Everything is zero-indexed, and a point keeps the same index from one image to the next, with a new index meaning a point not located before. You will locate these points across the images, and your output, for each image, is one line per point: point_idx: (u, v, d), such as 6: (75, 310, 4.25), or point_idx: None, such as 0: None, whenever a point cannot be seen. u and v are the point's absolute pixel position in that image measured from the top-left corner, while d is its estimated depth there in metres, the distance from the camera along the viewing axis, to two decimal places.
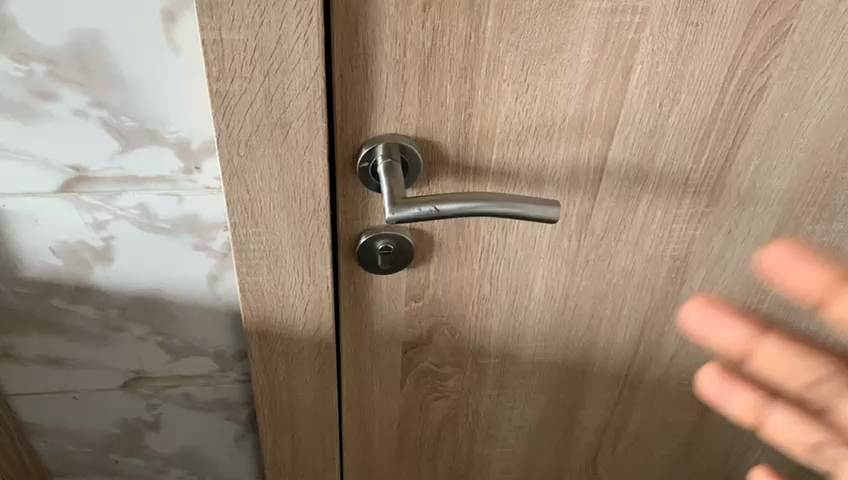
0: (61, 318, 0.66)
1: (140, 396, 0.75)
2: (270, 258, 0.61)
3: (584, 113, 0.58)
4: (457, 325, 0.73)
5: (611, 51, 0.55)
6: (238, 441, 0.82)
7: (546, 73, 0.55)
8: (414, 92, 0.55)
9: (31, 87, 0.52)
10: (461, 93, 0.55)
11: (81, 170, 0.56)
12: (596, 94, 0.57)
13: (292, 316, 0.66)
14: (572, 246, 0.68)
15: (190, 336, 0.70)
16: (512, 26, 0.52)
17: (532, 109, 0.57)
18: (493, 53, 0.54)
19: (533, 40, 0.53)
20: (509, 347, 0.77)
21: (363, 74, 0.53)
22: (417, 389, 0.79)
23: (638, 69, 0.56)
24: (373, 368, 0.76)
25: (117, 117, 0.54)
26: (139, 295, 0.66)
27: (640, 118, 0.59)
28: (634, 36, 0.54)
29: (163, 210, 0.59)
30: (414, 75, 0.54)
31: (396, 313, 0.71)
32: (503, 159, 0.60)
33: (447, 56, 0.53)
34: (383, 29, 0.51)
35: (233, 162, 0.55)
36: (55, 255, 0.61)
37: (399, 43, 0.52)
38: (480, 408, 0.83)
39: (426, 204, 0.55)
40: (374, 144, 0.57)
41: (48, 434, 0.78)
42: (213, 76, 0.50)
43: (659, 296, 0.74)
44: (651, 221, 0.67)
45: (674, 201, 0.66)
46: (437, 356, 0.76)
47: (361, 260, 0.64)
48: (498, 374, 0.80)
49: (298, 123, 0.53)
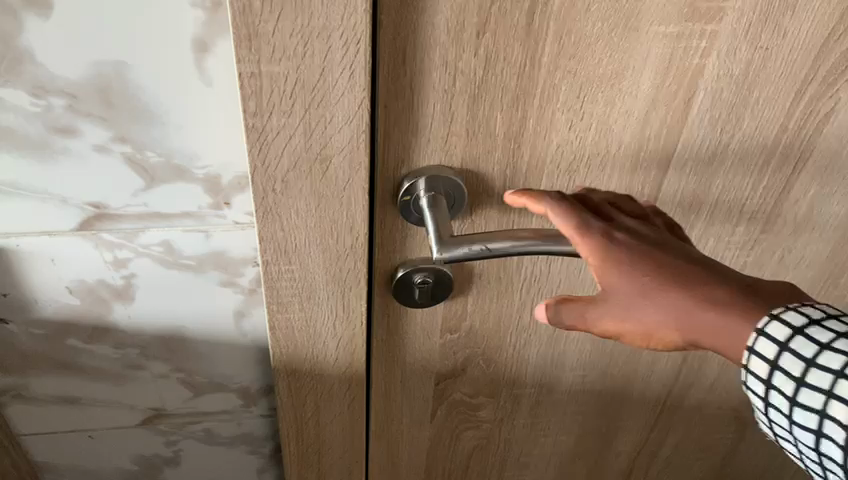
0: (76, 357, 0.62)
1: (159, 433, 0.71)
2: (302, 295, 0.57)
3: (642, 141, 0.54)
4: (493, 356, 0.70)
5: (673, 78, 0.51)
6: (260, 475, 0.79)
7: (604, 101, 0.51)
8: (462, 122, 0.51)
9: (49, 122, 0.47)
10: (511, 122, 0.51)
11: (101, 207, 0.52)
12: (655, 120, 0.53)
13: (323, 352, 0.62)
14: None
15: (213, 372, 0.66)
16: (571, 51, 0.48)
17: (585, 137, 0.53)
18: (548, 80, 0.49)
19: (593, 66, 0.49)
20: (545, 376, 0.73)
21: (409, 104, 0.49)
22: (448, 420, 0.76)
23: (700, 95, 0.52)
24: (403, 401, 0.72)
25: (141, 152, 0.49)
26: (160, 332, 0.62)
27: (699, 145, 0.55)
28: (699, 62, 0.50)
29: (189, 247, 0.55)
30: (463, 105, 0.50)
31: (431, 346, 0.67)
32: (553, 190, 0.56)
33: (500, 85, 0.49)
34: (433, 58, 0.47)
35: (267, 198, 0.50)
36: (72, 295, 0.57)
37: (450, 72, 0.48)
38: (512, 436, 0.80)
39: (476, 242, 0.51)
40: (416, 178, 0.53)
41: (62, 473, 0.74)
42: (249, 111, 0.46)
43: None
44: (703, 248, 0.63)
45: (728, 229, 0.62)
46: (470, 387, 0.73)
47: (397, 295, 0.60)
48: (532, 403, 0.76)
49: (339, 158, 0.49)
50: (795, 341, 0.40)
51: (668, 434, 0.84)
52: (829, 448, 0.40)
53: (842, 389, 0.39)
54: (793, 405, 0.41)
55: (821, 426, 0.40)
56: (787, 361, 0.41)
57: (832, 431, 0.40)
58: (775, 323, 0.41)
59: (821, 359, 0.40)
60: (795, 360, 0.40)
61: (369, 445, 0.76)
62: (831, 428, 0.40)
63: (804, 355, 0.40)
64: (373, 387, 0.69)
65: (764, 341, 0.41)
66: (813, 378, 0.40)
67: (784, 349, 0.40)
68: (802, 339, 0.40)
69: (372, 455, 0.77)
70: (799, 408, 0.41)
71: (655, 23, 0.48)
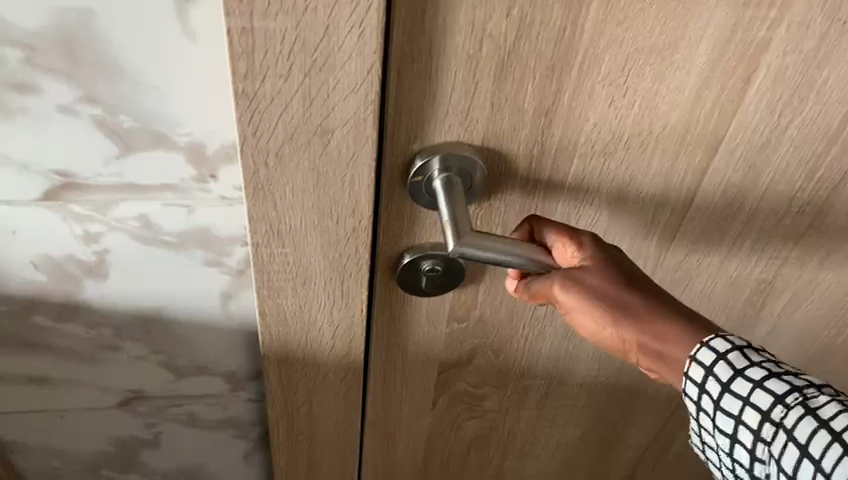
0: (44, 336, 0.56)
1: (137, 414, 0.66)
2: (296, 280, 0.51)
3: (689, 123, 0.47)
4: (502, 347, 0.64)
5: (734, 52, 0.44)
6: (246, 458, 0.74)
7: (651, 76, 0.44)
8: (486, 95, 0.44)
9: (5, 77, 0.40)
10: (544, 95, 0.44)
11: (68, 175, 0.46)
12: (707, 100, 0.46)
13: (318, 340, 0.56)
14: (647, 268, 0.58)
15: (196, 355, 0.60)
16: (618, 18, 0.41)
17: (627, 116, 0.46)
18: (590, 49, 0.42)
19: (643, 35, 0.42)
20: (557, 369, 0.68)
21: (426, 73, 0.42)
22: (449, 409, 0.70)
23: (761, 73, 0.45)
24: (403, 390, 0.66)
25: (113, 115, 0.43)
26: (138, 313, 0.55)
27: (754, 129, 0.48)
28: (766, 34, 0.43)
29: (169, 223, 0.49)
30: (488, 75, 0.43)
31: (435, 336, 0.61)
32: (584, 172, 0.49)
33: (534, 52, 0.42)
34: (457, 18, 0.40)
35: (258, 173, 0.44)
36: (37, 270, 0.51)
37: (476, 35, 0.41)
38: (516, 427, 0.74)
39: (502, 250, 0.45)
40: (429, 157, 0.46)
41: (32, 453, 0.69)
42: (239, 73, 0.39)
43: (734, 321, 0.64)
44: (743, 241, 0.57)
45: (771, 224, 0.56)
46: (476, 377, 0.67)
47: (402, 282, 0.54)
48: (541, 395, 0.71)
49: (342, 131, 0.43)
50: (732, 352, 0.42)
51: (680, 429, 0.79)
52: (740, 452, 0.42)
53: (760, 400, 0.41)
54: (715, 410, 0.43)
55: (736, 432, 0.42)
56: (721, 369, 0.42)
57: (744, 437, 0.42)
58: (720, 338, 0.42)
59: (750, 371, 0.41)
60: (727, 369, 0.42)
61: (363, 434, 0.70)
62: (744, 433, 0.42)
63: (736, 365, 0.42)
64: (370, 377, 0.63)
65: (705, 350, 0.42)
66: (737, 387, 0.42)
67: (720, 357, 0.42)
68: (738, 353, 0.42)
69: (366, 445, 0.72)
70: (721, 414, 0.42)
71: None
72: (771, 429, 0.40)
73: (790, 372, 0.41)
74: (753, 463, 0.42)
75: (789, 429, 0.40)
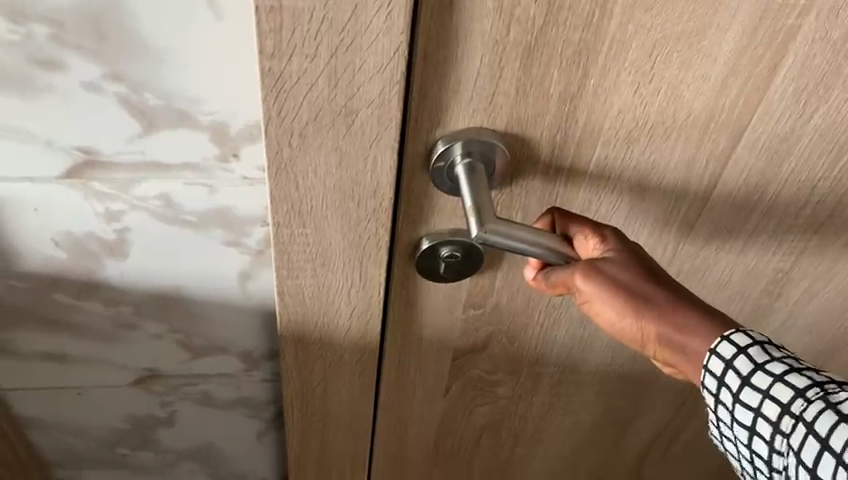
0: (63, 313, 0.57)
1: (153, 393, 0.66)
2: (316, 261, 0.51)
3: (714, 110, 0.47)
4: (517, 334, 0.64)
5: (762, 40, 0.44)
6: (260, 438, 0.74)
7: (678, 63, 0.44)
8: (511, 81, 0.44)
9: (31, 53, 0.40)
10: (569, 82, 0.44)
11: (91, 153, 0.46)
12: (732, 88, 0.46)
13: (335, 321, 0.57)
14: (666, 255, 0.57)
15: (213, 334, 0.60)
16: (647, 4, 0.41)
17: (652, 103, 0.46)
18: (618, 35, 0.42)
19: (671, 21, 0.42)
20: (571, 357, 0.68)
21: (453, 59, 0.42)
22: (461, 395, 0.70)
23: (788, 61, 0.45)
24: (417, 376, 0.66)
25: (138, 93, 0.43)
26: (157, 291, 0.56)
27: (778, 118, 0.48)
28: (795, 22, 0.43)
29: (190, 202, 0.49)
30: (514, 61, 0.43)
31: (450, 323, 0.61)
32: (607, 159, 0.49)
33: (561, 38, 0.42)
34: (485, 2, 0.40)
35: (282, 153, 0.44)
36: (59, 247, 0.51)
37: (503, 20, 0.41)
38: (528, 413, 0.75)
39: (524, 239, 0.45)
40: (452, 143, 0.46)
41: (48, 429, 0.69)
42: (266, 52, 0.39)
43: (750, 310, 0.64)
44: (763, 230, 0.57)
45: (791, 213, 0.55)
46: (489, 364, 0.67)
47: (420, 267, 0.54)
48: (554, 382, 0.71)
49: (367, 111, 0.43)
50: (752, 347, 0.42)
51: (691, 417, 0.79)
52: (759, 445, 0.42)
53: (780, 392, 0.41)
54: (735, 403, 0.42)
55: (755, 424, 0.42)
56: (741, 363, 0.42)
57: (762, 429, 0.41)
58: (740, 332, 0.42)
59: (771, 366, 0.41)
60: (747, 363, 0.42)
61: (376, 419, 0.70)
62: (763, 425, 0.41)
63: (756, 359, 0.41)
64: (385, 364, 0.64)
65: (726, 343, 0.42)
66: (757, 380, 0.41)
67: (741, 351, 0.42)
68: (758, 347, 0.42)
69: (378, 430, 0.72)
70: (740, 406, 0.42)
71: None
72: (790, 422, 0.40)
73: (811, 368, 0.41)
74: (772, 455, 0.41)
75: (809, 421, 0.39)
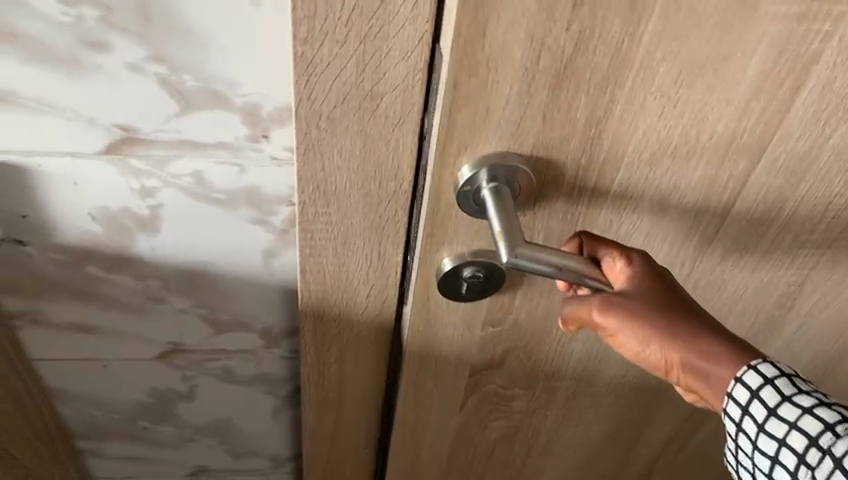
0: (95, 286, 0.60)
1: (176, 367, 0.69)
2: (337, 240, 0.54)
3: (735, 132, 0.47)
4: (534, 350, 0.65)
5: (785, 63, 0.43)
6: (276, 414, 0.77)
7: (703, 87, 0.44)
8: (539, 107, 0.44)
9: (80, 34, 0.43)
10: (596, 107, 0.44)
11: (130, 131, 0.48)
12: (755, 110, 0.46)
13: (353, 299, 0.59)
14: (683, 271, 0.57)
15: (238, 310, 0.63)
16: (677, 30, 0.41)
17: (675, 126, 0.46)
18: (645, 62, 0.42)
19: (699, 47, 0.42)
20: (587, 369, 0.69)
21: (483, 85, 0.42)
22: (477, 409, 0.72)
23: (809, 85, 0.44)
24: (434, 388, 0.68)
25: (177, 74, 0.45)
26: (186, 267, 0.59)
27: (796, 138, 0.48)
28: (818, 47, 0.42)
29: (222, 181, 0.52)
30: (543, 88, 0.43)
31: (469, 339, 0.62)
32: (629, 180, 0.49)
33: (589, 65, 0.42)
34: (517, 32, 0.40)
35: (310, 134, 0.47)
36: (95, 222, 0.54)
37: (534, 47, 0.41)
38: (541, 426, 0.77)
39: (551, 261, 0.45)
40: (478, 169, 0.46)
41: (74, 400, 0.72)
42: (299, 37, 0.42)
43: (761, 321, 0.64)
44: (777, 246, 0.56)
45: (806, 228, 0.55)
46: (506, 379, 0.68)
47: (442, 288, 0.54)
48: (568, 395, 0.73)
49: (391, 97, 0.45)
50: (780, 378, 0.42)
51: (702, 423, 0.81)
52: (780, 474, 0.42)
53: (807, 425, 0.41)
54: (759, 432, 0.43)
55: (778, 454, 0.42)
56: (768, 394, 0.42)
57: (786, 459, 0.42)
58: (767, 363, 0.42)
59: (798, 398, 0.42)
60: (774, 394, 0.42)
61: (393, 427, 0.73)
62: (786, 455, 0.42)
63: (783, 391, 0.42)
64: (404, 376, 0.66)
65: (752, 372, 0.42)
66: (784, 411, 0.42)
67: (768, 382, 0.42)
68: (785, 379, 0.42)
69: (395, 436, 0.74)
70: (764, 435, 0.43)
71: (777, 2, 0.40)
72: (816, 454, 0.40)
73: (839, 403, 0.41)
74: None
75: (836, 456, 0.39)
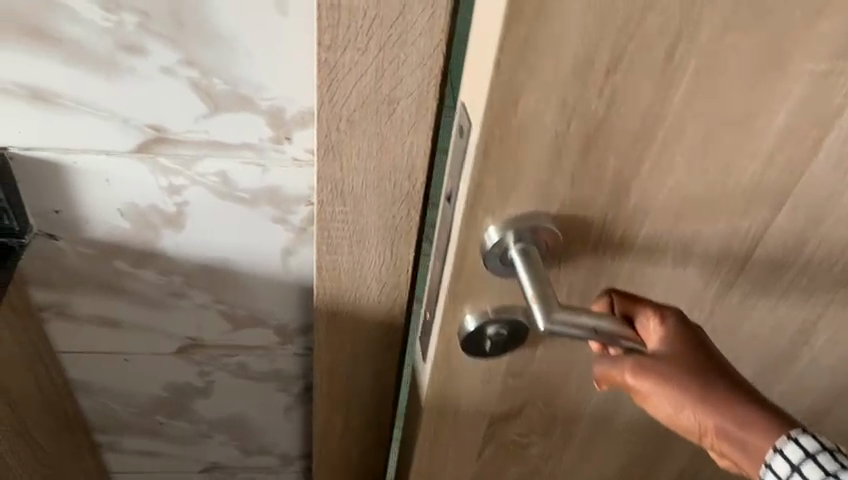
0: (120, 281, 0.63)
1: (193, 363, 0.72)
2: (352, 238, 0.57)
3: (759, 182, 0.46)
4: (553, 394, 0.62)
5: (808, 114, 0.43)
6: (287, 410, 0.80)
7: (730, 143, 0.43)
8: (568, 168, 0.43)
9: (118, 38, 0.46)
10: (624, 167, 0.44)
11: (161, 130, 0.51)
12: (778, 163, 0.45)
13: (366, 297, 0.62)
14: (701, 316, 0.56)
15: (255, 307, 0.66)
16: (708, 92, 0.41)
17: (701, 180, 0.45)
18: (675, 123, 0.42)
19: (728, 105, 0.41)
20: (606, 410, 0.66)
21: (513, 149, 0.41)
22: (493, 458, 0.68)
23: (831, 136, 0.44)
24: (451, 441, 0.64)
25: (207, 78, 0.49)
26: (207, 263, 0.61)
27: (817, 186, 0.47)
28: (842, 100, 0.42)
29: (245, 181, 0.55)
30: (573, 153, 0.42)
31: (489, 389, 0.59)
32: (654, 232, 0.48)
33: (620, 127, 0.41)
34: (549, 99, 0.39)
35: (330, 136, 0.50)
36: (123, 218, 0.57)
37: (566, 114, 0.40)
38: (557, 470, 0.72)
39: (587, 322, 0.44)
40: (504, 232, 0.45)
41: (96, 392, 0.75)
42: (324, 44, 0.45)
43: (776, 363, 0.62)
44: (794, 288, 0.55)
45: (823, 269, 0.54)
46: (524, 427, 0.65)
47: (466, 347, 0.52)
48: (586, 438, 0.69)
49: (407, 101, 0.48)
50: (822, 453, 0.40)
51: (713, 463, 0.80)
52: None
53: None
54: None
55: None
56: (810, 469, 0.40)
57: None
58: (809, 435, 0.40)
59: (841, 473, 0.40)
60: (815, 469, 0.40)
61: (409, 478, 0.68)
62: None
63: (826, 466, 0.40)
64: (421, 432, 0.62)
65: (793, 445, 0.40)
66: None
67: (809, 457, 0.40)
68: (828, 455, 0.40)
69: None
70: None
71: (808, 61, 0.40)
72: None
73: None
74: None
75: None
